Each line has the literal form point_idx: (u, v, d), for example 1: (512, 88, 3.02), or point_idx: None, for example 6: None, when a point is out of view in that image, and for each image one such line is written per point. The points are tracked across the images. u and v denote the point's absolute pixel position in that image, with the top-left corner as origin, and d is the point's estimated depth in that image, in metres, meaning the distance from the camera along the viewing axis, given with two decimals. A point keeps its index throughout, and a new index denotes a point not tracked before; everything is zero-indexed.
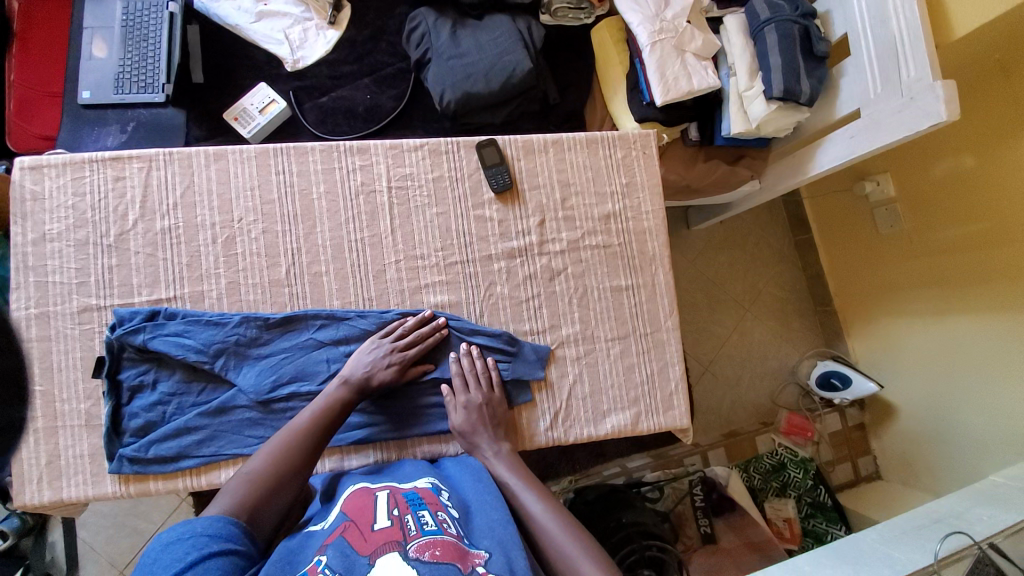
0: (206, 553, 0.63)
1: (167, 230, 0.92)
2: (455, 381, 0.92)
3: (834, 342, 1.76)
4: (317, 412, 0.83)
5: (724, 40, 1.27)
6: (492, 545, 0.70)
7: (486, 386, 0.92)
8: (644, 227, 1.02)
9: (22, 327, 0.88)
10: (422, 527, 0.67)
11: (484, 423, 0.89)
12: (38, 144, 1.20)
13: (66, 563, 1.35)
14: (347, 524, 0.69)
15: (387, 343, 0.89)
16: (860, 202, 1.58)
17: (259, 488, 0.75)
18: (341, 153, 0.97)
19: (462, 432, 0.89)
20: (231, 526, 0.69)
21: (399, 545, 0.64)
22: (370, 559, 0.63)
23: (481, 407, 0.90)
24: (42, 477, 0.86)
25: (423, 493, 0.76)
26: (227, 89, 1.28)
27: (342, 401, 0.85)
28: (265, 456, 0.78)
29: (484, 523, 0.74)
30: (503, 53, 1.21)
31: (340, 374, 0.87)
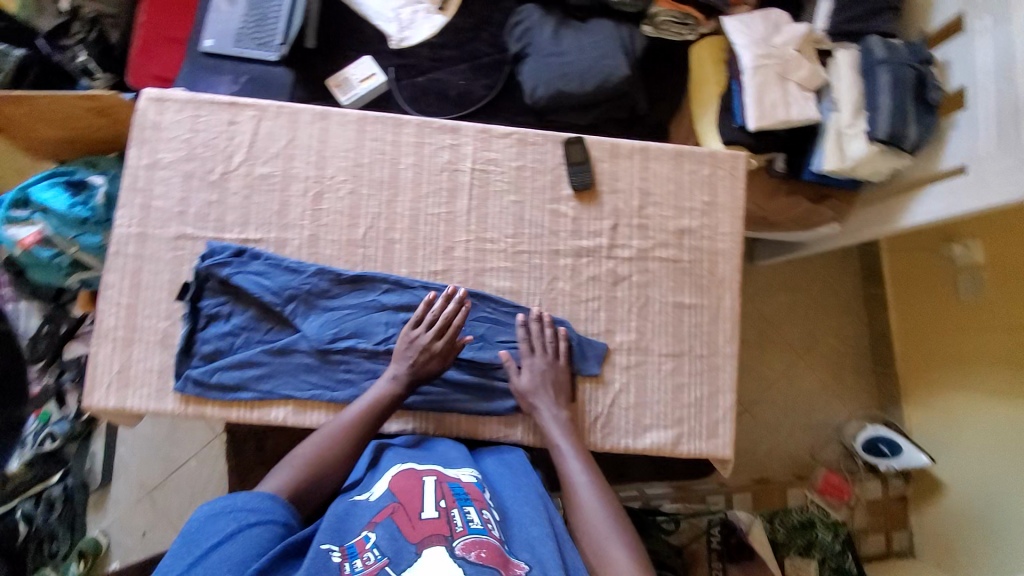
0: (242, 527, 0.71)
1: (265, 176, 0.98)
2: (522, 345, 0.92)
3: (888, 406, 1.65)
4: (367, 407, 0.86)
5: (830, 74, 1.24)
6: (533, 559, 0.72)
7: (552, 355, 0.92)
8: (718, 249, 0.99)
9: (122, 243, 0.96)
10: (468, 524, 0.71)
11: (547, 387, 0.90)
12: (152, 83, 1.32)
13: (102, 473, 1.48)
14: (395, 505, 0.74)
15: (427, 335, 0.89)
16: (945, 263, 1.48)
17: (305, 472, 0.80)
18: (433, 130, 1.01)
19: (524, 393, 0.90)
20: (274, 502, 0.75)
21: (446, 541, 0.69)
22: (417, 548, 0.69)
23: (546, 371, 0.91)
24: (113, 383, 0.93)
25: (468, 487, 0.78)
26: (335, 58, 1.36)
27: (394, 396, 0.87)
28: (316, 442, 0.83)
29: (520, 528, 0.75)
30: (601, 57, 1.22)
31: (391, 370, 0.88)
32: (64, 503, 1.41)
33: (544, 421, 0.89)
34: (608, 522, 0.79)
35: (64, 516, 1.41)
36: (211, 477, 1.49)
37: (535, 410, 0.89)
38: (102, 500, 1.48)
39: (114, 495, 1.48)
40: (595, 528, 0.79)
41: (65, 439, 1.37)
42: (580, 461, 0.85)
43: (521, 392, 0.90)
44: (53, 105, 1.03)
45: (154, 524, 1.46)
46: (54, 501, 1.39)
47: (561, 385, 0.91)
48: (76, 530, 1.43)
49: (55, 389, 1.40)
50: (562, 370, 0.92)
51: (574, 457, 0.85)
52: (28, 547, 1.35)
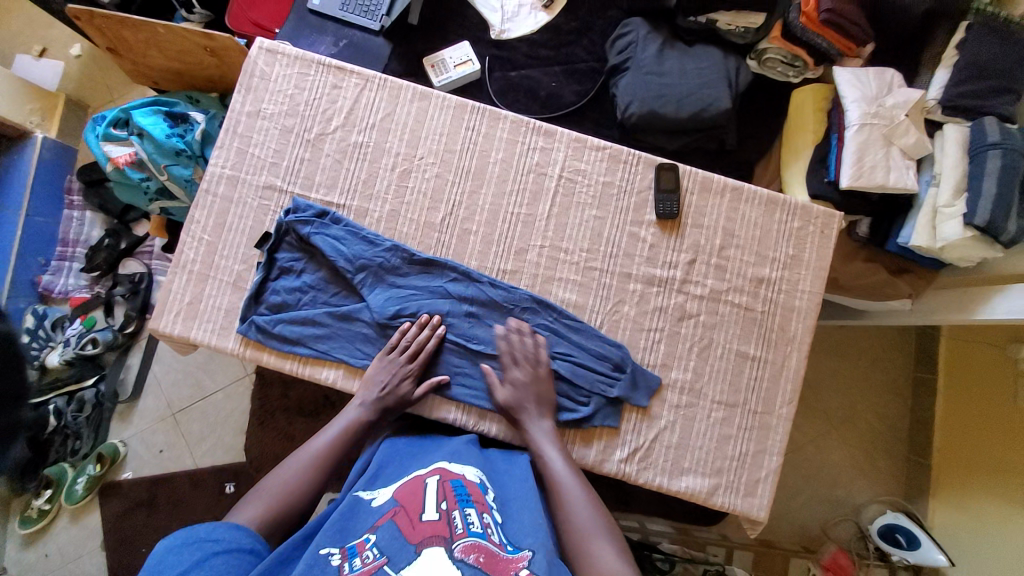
0: (208, 555, 0.67)
1: (359, 144, 0.99)
2: (502, 357, 0.91)
3: (915, 496, 1.59)
4: (338, 436, 0.86)
5: (937, 147, 1.18)
6: (537, 545, 0.69)
7: (533, 366, 0.90)
8: (793, 304, 0.97)
9: (213, 182, 0.98)
10: (469, 526, 0.67)
11: (531, 399, 0.89)
12: (252, 29, 1.35)
13: (132, 387, 1.51)
14: (397, 509, 0.71)
15: (400, 360, 0.90)
16: (1009, 363, 1.39)
17: (281, 505, 0.78)
18: (528, 130, 1.00)
19: (508, 407, 0.88)
20: (242, 534, 0.72)
21: (445, 543, 0.65)
22: (416, 548, 0.64)
23: (530, 384, 0.89)
24: (180, 313, 0.96)
25: (471, 488, 0.75)
26: (435, 37, 1.37)
27: (365, 422, 0.87)
28: (287, 473, 0.82)
29: (518, 525, 0.72)
30: (703, 85, 1.19)
31: (360, 397, 0.88)
32: (93, 406, 1.46)
33: (533, 430, 0.87)
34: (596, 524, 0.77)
35: (92, 418, 1.46)
36: (233, 414, 1.50)
37: (521, 422, 0.88)
38: (128, 412, 1.51)
39: (141, 409, 1.51)
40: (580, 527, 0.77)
41: (105, 348, 1.45)
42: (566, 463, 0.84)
43: (504, 404, 0.88)
44: (171, 36, 1.06)
45: (172, 444, 1.49)
46: (85, 403, 1.45)
47: (545, 398, 0.89)
48: (98, 435, 1.48)
49: (104, 300, 1.48)
50: (543, 380, 0.90)
51: (557, 455, 0.85)
52: (55, 438, 1.43)
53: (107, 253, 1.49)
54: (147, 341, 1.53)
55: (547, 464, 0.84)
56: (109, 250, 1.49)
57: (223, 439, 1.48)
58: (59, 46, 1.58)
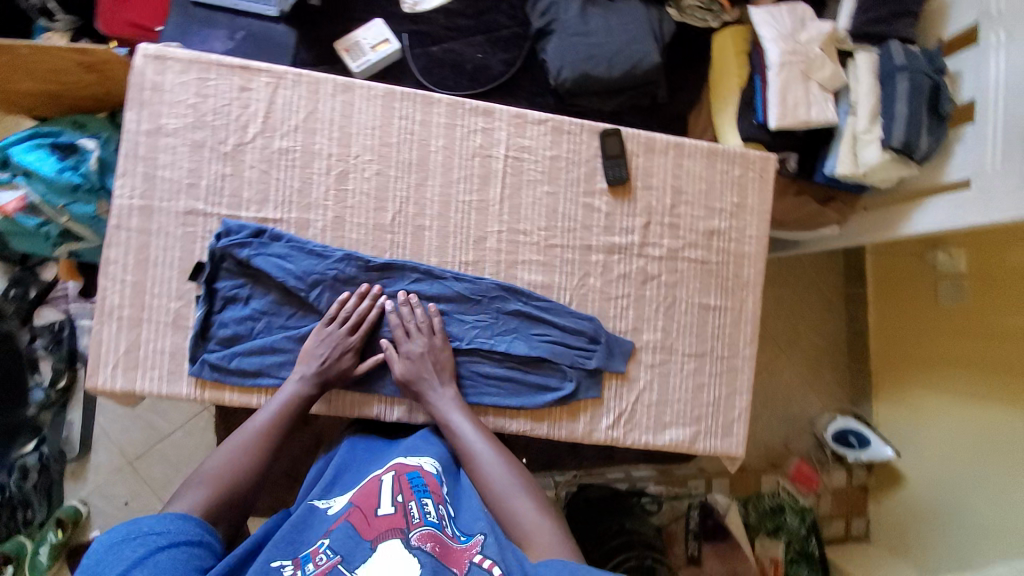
0: (152, 551, 0.65)
1: (285, 150, 0.90)
2: (395, 325, 0.88)
3: (860, 399, 1.78)
4: (274, 418, 0.82)
5: (851, 77, 1.25)
6: (488, 529, 0.74)
7: (428, 333, 0.89)
8: (743, 251, 1.01)
9: (124, 215, 0.87)
10: (425, 516, 0.72)
11: (429, 368, 0.88)
12: (129, 30, 1.20)
13: (79, 444, 1.38)
14: (352, 509, 0.72)
15: (340, 332, 0.86)
16: (928, 269, 1.55)
17: (226, 489, 0.76)
18: (465, 112, 0.95)
19: (406, 380, 0.87)
20: (190, 526, 0.70)
21: (402, 534, 0.69)
22: (372, 544, 0.68)
23: (428, 353, 0.88)
24: (118, 365, 0.87)
25: (428, 479, 0.78)
26: (342, 17, 1.26)
27: (303, 397, 0.84)
28: (226, 457, 0.78)
29: (469, 512, 0.78)
30: (632, 41, 1.17)
31: (299, 372, 0.84)
32: (39, 473, 1.34)
33: (437, 404, 0.87)
34: (510, 482, 0.80)
35: (40, 484, 1.34)
36: (198, 450, 1.41)
37: (421, 395, 0.87)
38: (81, 470, 1.38)
39: (94, 463, 1.39)
40: (498, 487, 0.80)
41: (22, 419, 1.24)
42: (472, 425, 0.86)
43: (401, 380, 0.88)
44: (36, 57, 0.90)
45: (137, 493, 1.38)
46: (29, 469, 1.33)
47: (444, 366, 0.89)
48: (52, 502, 1.35)
49: (26, 356, 1.36)
50: (442, 347, 0.89)
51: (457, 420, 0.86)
52: (2, 514, 1.31)
53: (15, 305, 1.35)
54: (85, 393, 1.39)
55: (456, 434, 0.85)
56: (16, 302, 1.36)
57: None
58: None
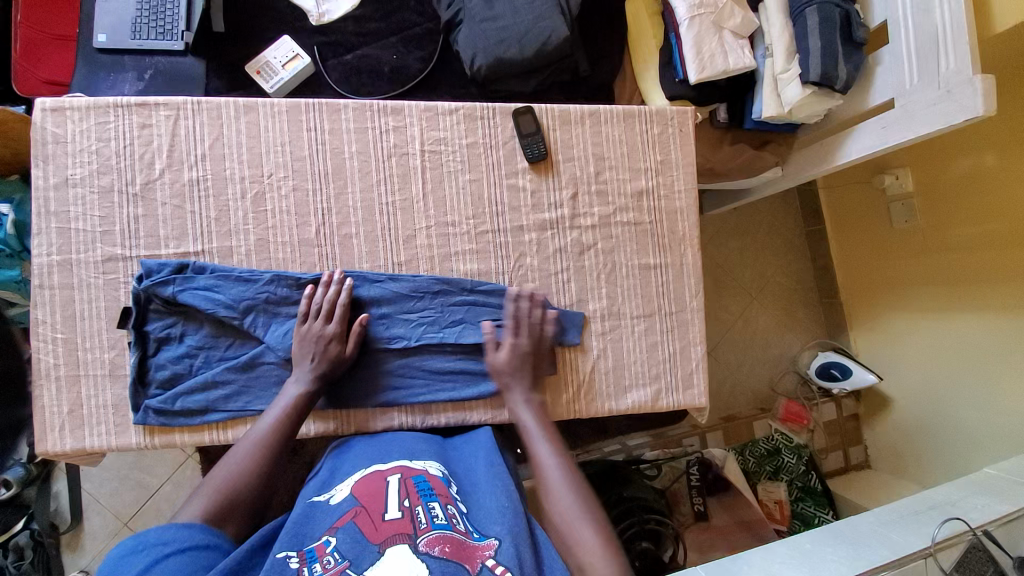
0: (158, 559, 0.61)
1: (196, 181, 0.89)
2: (506, 324, 0.91)
3: (836, 333, 1.80)
4: (280, 418, 0.81)
5: (764, 19, 1.25)
6: (504, 532, 0.70)
7: (534, 337, 0.92)
8: (675, 206, 1.01)
9: (44, 274, 0.86)
10: (432, 520, 0.68)
11: (528, 368, 0.90)
12: (44, 88, 1.18)
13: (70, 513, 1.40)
14: (358, 509, 0.70)
15: (318, 325, 0.86)
16: (878, 194, 1.57)
17: (228, 492, 0.73)
18: (374, 113, 0.95)
19: (500, 373, 0.89)
20: (194, 531, 0.67)
21: (410, 539, 0.65)
22: (379, 548, 0.64)
23: (526, 350, 0.90)
24: (64, 426, 0.86)
25: (434, 482, 0.75)
26: (250, 41, 1.24)
27: (305, 396, 0.83)
28: (231, 463, 0.76)
29: (482, 510, 0.75)
30: (539, 17, 1.15)
31: (294, 376, 0.85)
32: (36, 549, 1.33)
33: (517, 404, 0.87)
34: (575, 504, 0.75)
35: (37, 561, 1.33)
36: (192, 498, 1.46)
37: (509, 394, 0.88)
38: (76, 539, 1.40)
39: (89, 530, 1.41)
40: (561, 507, 0.75)
41: (20, 485, 1.30)
42: (550, 443, 0.82)
43: (497, 370, 0.89)
44: None
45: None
46: (23, 548, 1.31)
47: (536, 363, 0.91)
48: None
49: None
50: (542, 348, 0.92)
51: (539, 434, 0.83)
52: None
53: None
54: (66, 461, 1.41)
55: (532, 441, 0.83)
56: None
57: None
58: None
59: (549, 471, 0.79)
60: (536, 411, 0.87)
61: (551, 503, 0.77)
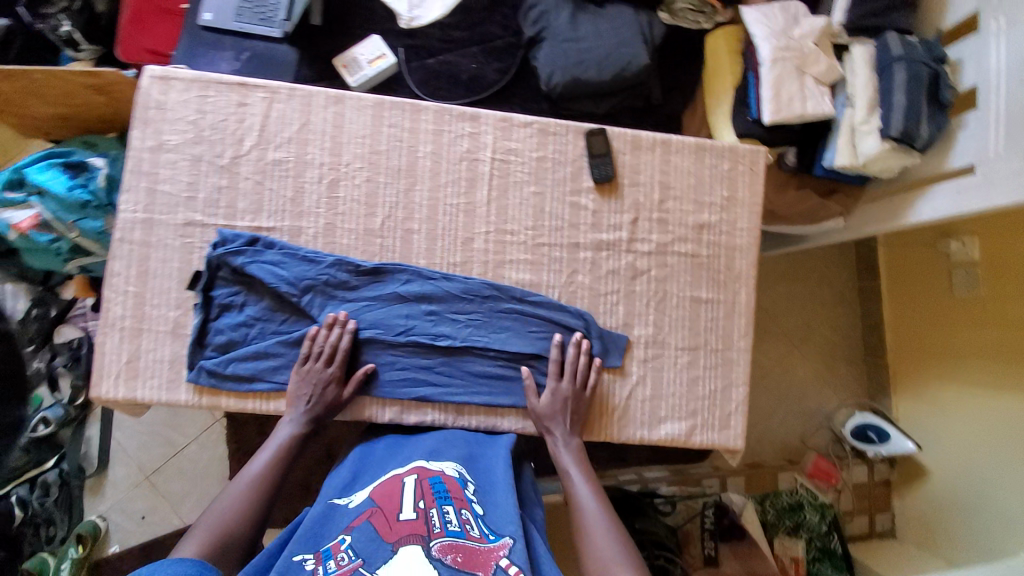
0: None
1: (278, 161, 0.94)
2: (550, 367, 0.93)
3: (877, 395, 1.72)
4: (273, 457, 0.85)
5: (847, 69, 1.23)
6: (517, 534, 0.74)
7: (579, 381, 0.93)
8: (736, 243, 1.00)
9: (127, 229, 0.91)
10: (446, 525, 0.72)
11: (564, 412, 0.91)
12: (145, 57, 1.29)
13: (97, 459, 1.49)
14: (374, 509, 0.74)
15: (318, 368, 0.88)
16: (942, 259, 1.49)
17: (220, 532, 0.77)
18: (452, 118, 0.98)
19: (540, 417, 0.91)
20: (182, 565, 0.69)
21: (423, 541, 0.69)
22: (393, 546, 0.69)
23: (568, 396, 0.92)
24: (120, 374, 0.90)
25: (449, 483, 0.78)
26: (341, 37, 1.31)
27: (300, 437, 0.87)
28: (224, 504, 0.80)
29: (497, 512, 0.77)
30: (622, 44, 1.19)
31: (288, 414, 0.88)
32: (61, 487, 1.45)
33: (556, 446, 0.90)
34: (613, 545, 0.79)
35: (61, 500, 1.45)
36: (212, 462, 1.52)
37: (552, 435, 0.91)
38: (99, 485, 1.50)
39: (112, 479, 1.50)
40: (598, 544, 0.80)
41: (59, 425, 1.43)
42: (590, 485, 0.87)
43: (538, 414, 0.91)
44: (47, 81, 0.97)
45: (154, 508, 1.49)
46: (49, 486, 1.44)
47: (579, 412, 0.93)
48: (73, 516, 1.47)
49: (46, 374, 1.46)
50: (584, 398, 0.93)
51: (582, 478, 0.88)
52: (26, 530, 1.41)
53: (37, 324, 1.45)
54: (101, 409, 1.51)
55: (573, 481, 0.88)
56: (38, 321, 1.46)
57: (208, 488, 1.50)
58: None
59: (586, 511, 0.84)
60: (575, 454, 0.90)
61: (586, 541, 0.81)
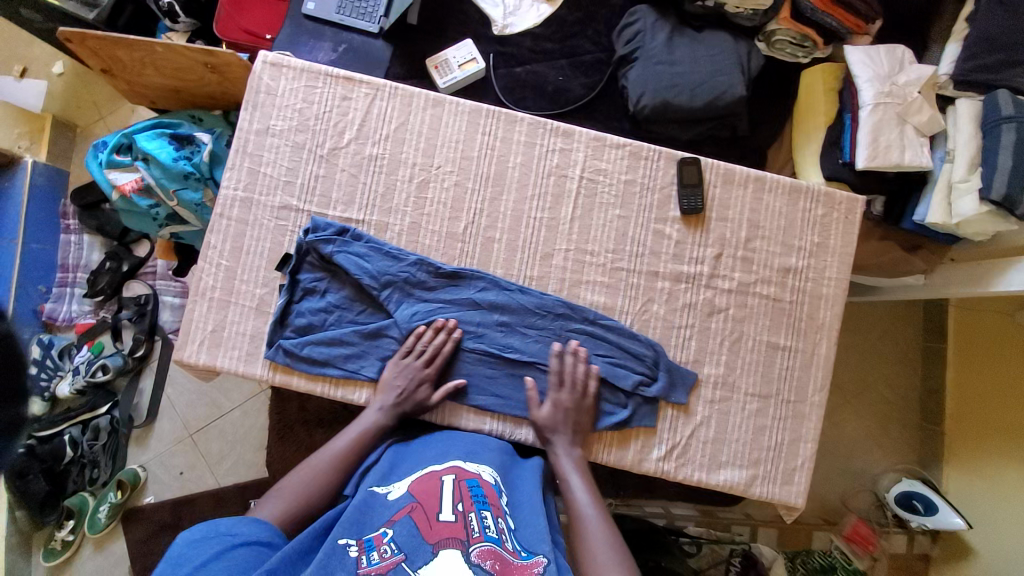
0: (227, 548, 0.69)
1: (374, 157, 0.97)
2: (551, 377, 0.91)
3: (929, 463, 1.62)
4: (353, 438, 0.87)
5: (950, 122, 1.17)
6: (551, 553, 0.71)
7: (580, 392, 0.90)
8: (821, 292, 0.97)
9: (227, 205, 0.95)
10: (484, 531, 0.69)
11: (567, 424, 0.89)
12: (240, 35, 1.32)
13: (145, 412, 1.56)
14: (413, 505, 0.72)
15: (416, 365, 0.89)
16: (1021, 331, 1.41)
17: (300, 502, 0.80)
18: (545, 132, 0.98)
19: (542, 427, 0.89)
20: (262, 528, 0.74)
21: (462, 545, 0.66)
22: (434, 548, 0.66)
23: (568, 408, 0.89)
24: (204, 341, 0.94)
25: (487, 489, 0.75)
26: (435, 37, 1.34)
27: (381, 425, 0.88)
28: (305, 474, 0.83)
29: (530, 528, 0.75)
30: (717, 72, 1.17)
31: (377, 401, 0.89)
32: (110, 431, 1.51)
33: (559, 456, 0.88)
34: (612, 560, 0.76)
35: (108, 446, 1.51)
36: (251, 431, 1.56)
37: (551, 445, 0.88)
38: (145, 436, 1.57)
39: (157, 432, 1.57)
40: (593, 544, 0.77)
41: (115, 373, 1.51)
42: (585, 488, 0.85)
43: (539, 424, 0.89)
44: (168, 55, 1.01)
45: (192, 466, 1.55)
46: (100, 431, 1.49)
47: (581, 424, 0.90)
48: (117, 462, 1.53)
49: (111, 324, 1.54)
50: (586, 410, 0.90)
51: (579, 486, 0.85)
52: (73, 467, 1.49)
53: (109, 277, 1.55)
54: (157, 362, 1.58)
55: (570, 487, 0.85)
56: (110, 274, 1.56)
57: (244, 455, 1.54)
58: (40, 65, 1.65)
59: (587, 520, 0.80)
60: (576, 463, 0.87)
61: (584, 550, 0.78)
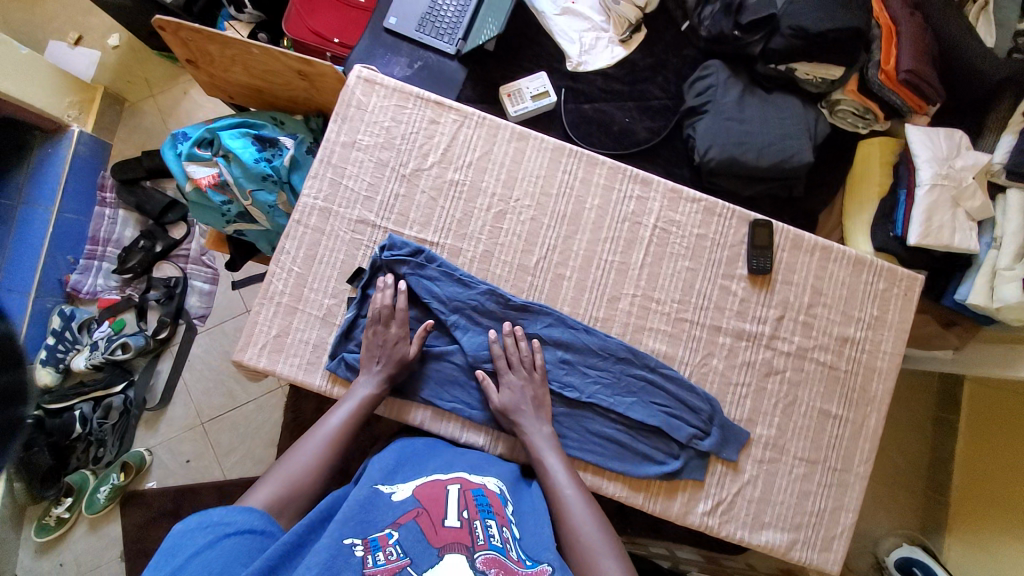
0: (220, 537, 0.63)
1: (455, 182, 0.98)
2: (499, 361, 0.91)
3: (931, 530, 1.55)
4: (350, 414, 0.85)
5: (999, 211, 1.20)
6: (556, 563, 0.70)
7: (531, 368, 0.91)
8: (876, 365, 0.99)
9: (305, 213, 0.96)
10: (489, 538, 0.67)
11: (528, 401, 0.89)
12: (308, 36, 1.32)
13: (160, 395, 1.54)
14: (419, 510, 0.70)
15: (390, 331, 0.89)
16: None
17: (294, 486, 0.75)
18: (624, 177, 1.00)
19: (504, 411, 0.88)
20: (255, 516, 0.68)
21: (467, 551, 0.64)
22: (439, 552, 0.64)
23: (523, 385, 0.90)
24: (266, 345, 0.94)
25: (491, 498, 0.76)
26: (510, 65, 1.37)
27: (374, 398, 0.87)
28: (300, 457, 0.79)
29: (534, 538, 0.74)
30: (786, 136, 1.21)
31: (364, 374, 0.88)
32: (122, 413, 1.49)
33: (533, 437, 0.87)
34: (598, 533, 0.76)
35: (118, 426, 1.48)
36: (264, 426, 1.54)
37: (519, 425, 0.88)
38: (155, 419, 1.54)
39: (169, 416, 1.54)
40: (584, 532, 0.77)
41: (136, 353, 1.48)
42: (568, 472, 0.84)
43: (501, 408, 0.88)
44: (262, 57, 1.02)
45: (200, 454, 1.51)
46: (112, 409, 1.47)
47: (540, 400, 0.90)
48: (123, 443, 1.50)
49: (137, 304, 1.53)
50: (540, 382, 0.91)
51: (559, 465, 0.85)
52: (79, 445, 1.46)
53: (142, 255, 1.54)
54: (178, 346, 1.56)
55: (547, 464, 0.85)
56: (143, 253, 1.54)
57: (254, 451, 1.51)
58: (97, 36, 1.65)
59: (568, 498, 0.81)
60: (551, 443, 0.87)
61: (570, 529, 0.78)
